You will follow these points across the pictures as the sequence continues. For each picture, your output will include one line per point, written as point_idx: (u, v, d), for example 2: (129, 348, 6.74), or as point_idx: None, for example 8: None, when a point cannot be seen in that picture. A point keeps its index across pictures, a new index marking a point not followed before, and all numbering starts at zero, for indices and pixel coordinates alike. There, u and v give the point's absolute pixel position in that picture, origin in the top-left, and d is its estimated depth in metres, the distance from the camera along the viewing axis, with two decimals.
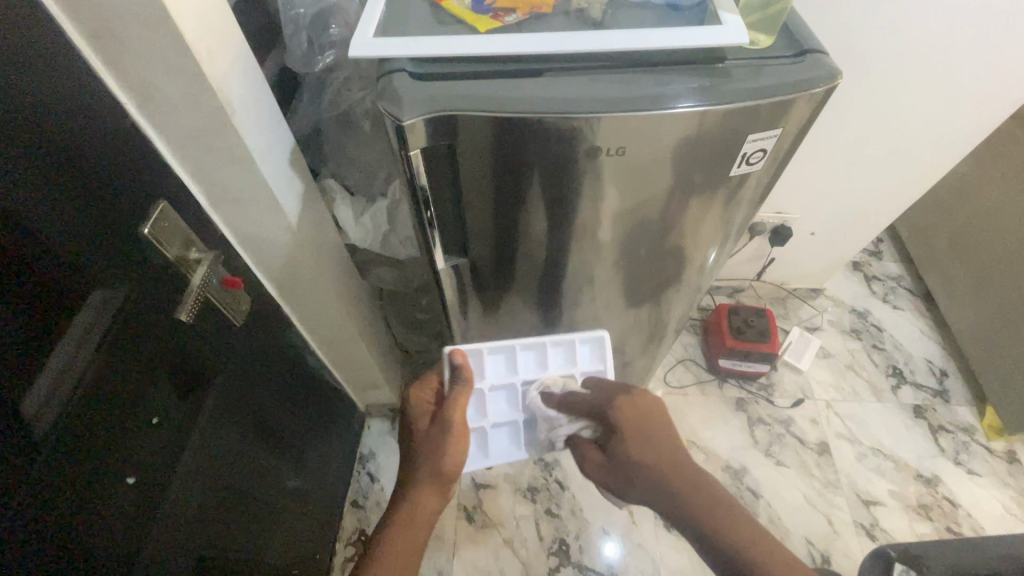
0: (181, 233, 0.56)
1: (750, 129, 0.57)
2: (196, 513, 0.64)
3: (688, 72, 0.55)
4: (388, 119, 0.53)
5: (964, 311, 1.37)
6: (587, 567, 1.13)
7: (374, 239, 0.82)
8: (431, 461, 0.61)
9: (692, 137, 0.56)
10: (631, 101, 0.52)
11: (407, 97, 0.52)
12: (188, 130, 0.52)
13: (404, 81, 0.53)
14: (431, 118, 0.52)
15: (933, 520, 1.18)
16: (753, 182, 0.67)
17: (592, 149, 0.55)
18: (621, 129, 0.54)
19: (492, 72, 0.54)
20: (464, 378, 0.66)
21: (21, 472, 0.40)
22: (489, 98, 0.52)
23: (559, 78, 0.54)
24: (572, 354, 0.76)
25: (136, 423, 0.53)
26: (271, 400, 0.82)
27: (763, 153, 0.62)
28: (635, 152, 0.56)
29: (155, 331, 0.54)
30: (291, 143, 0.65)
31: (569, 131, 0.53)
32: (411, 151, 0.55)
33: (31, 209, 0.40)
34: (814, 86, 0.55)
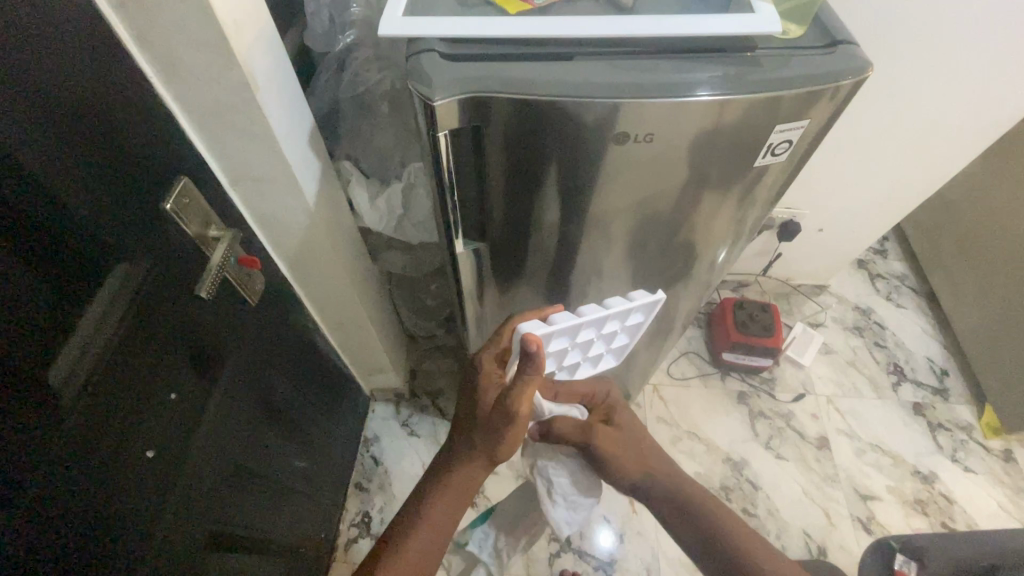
0: (201, 210, 0.55)
1: (775, 123, 0.57)
2: (209, 488, 0.65)
3: (716, 61, 0.55)
4: (417, 99, 0.53)
5: (968, 311, 1.37)
6: (586, 553, 1.15)
7: (388, 222, 0.82)
8: (485, 444, 0.57)
9: (718, 128, 0.56)
10: (660, 88, 0.52)
11: (435, 77, 0.52)
12: (211, 105, 0.52)
13: (432, 62, 0.53)
14: (458, 99, 0.52)
15: (929, 515, 1.20)
16: (772, 177, 0.67)
17: (616, 137, 0.55)
18: (648, 116, 0.53)
19: (520, 55, 0.54)
20: (534, 368, 0.51)
21: (46, 441, 0.41)
22: (518, 81, 0.52)
23: (587, 63, 0.54)
24: (626, 310, 0.66)
25: (155, 396, 0.53)
26: (283, 380, 0.82)
27: (787, 145, 0.61)
28: (660, 140, 0.56)
29: (174, 307, 0.54)
30: (312, 123, 0.65)
31: (595, 118, 0.53)
32: (436, 134, 0.55)
33: (59, 182, 0.40)
34: (843, 78, 0.55)
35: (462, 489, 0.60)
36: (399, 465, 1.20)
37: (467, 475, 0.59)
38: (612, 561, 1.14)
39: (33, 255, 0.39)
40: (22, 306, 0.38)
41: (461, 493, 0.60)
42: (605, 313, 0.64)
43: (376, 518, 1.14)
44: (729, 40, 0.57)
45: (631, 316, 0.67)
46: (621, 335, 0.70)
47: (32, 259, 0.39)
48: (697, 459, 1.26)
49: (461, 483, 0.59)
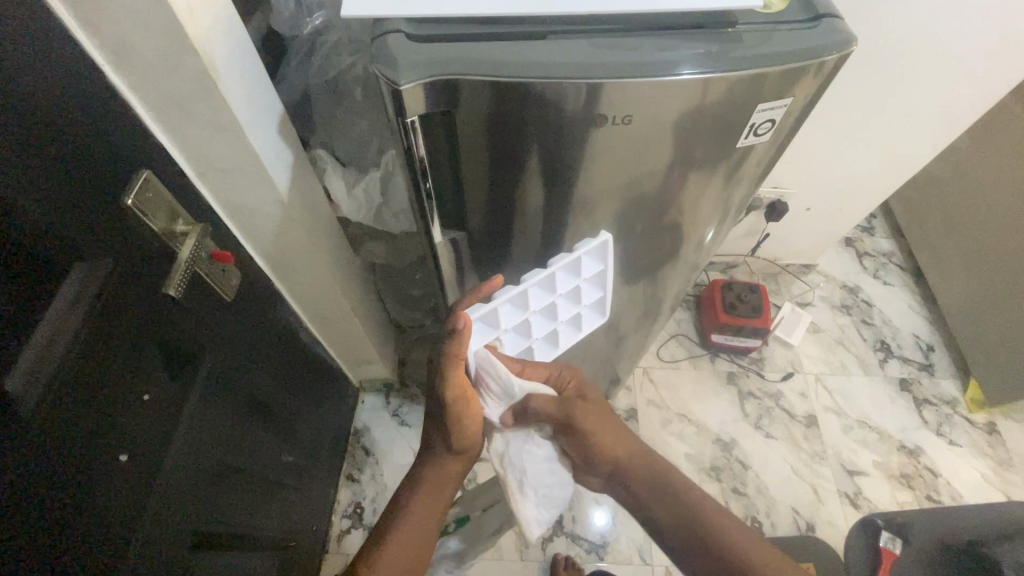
0: (167, 204, 0.53)
1: (758, 102, 0.56)
2: (191, 489, 0.64)
3: (697, 38, 0.53)
4: (383, 83, 0.50)
5: (953, 286, 1.38)
6: (579, 536, 1.15)
7: (367, 211, 0.79)
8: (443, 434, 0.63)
9: (699, 108, 0.55)
10: (640, 68, 0.50)
11: (402, 60, 0.49)
12: (169, 94, 0.49)
13: (400, 44, 0.51)
14: (427, 82, 0.50)
15: (914, 488, 1.22)
16: (757, 157, 0.66)
17: (596, 119, 0.54)
18: (628, 97, 0.52)
19: (492, 35, 0.52)
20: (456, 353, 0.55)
21: (14, 450, 0.40)
22: (491, 63, 0.50)
23: (562, 42, 0.52)
24: (571, 262, 0.65)
25: (126, 400, 0.51)
26: (265, 375, 0.81)
27: (770, 125, 0.60)
28: (639, 123, 0.55)
29: (142, 306, 0.52)
30: (281, 110, 0.62)
31: (573, 100, 0.52)
32: (407, 119, 0.53)
33: (7, 184, 0.38)
34: (827, 54, 0.53)
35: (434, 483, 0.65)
36: (389, 455, 1.20)
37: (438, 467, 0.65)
38: (605, 542, 1.15)
39: None
40: None
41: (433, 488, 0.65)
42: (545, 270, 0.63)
43: (369, 508, 1.14)
44: (709, 16, 0.55)
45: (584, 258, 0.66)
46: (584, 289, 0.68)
47: None
48: (687, 440, 1.27)
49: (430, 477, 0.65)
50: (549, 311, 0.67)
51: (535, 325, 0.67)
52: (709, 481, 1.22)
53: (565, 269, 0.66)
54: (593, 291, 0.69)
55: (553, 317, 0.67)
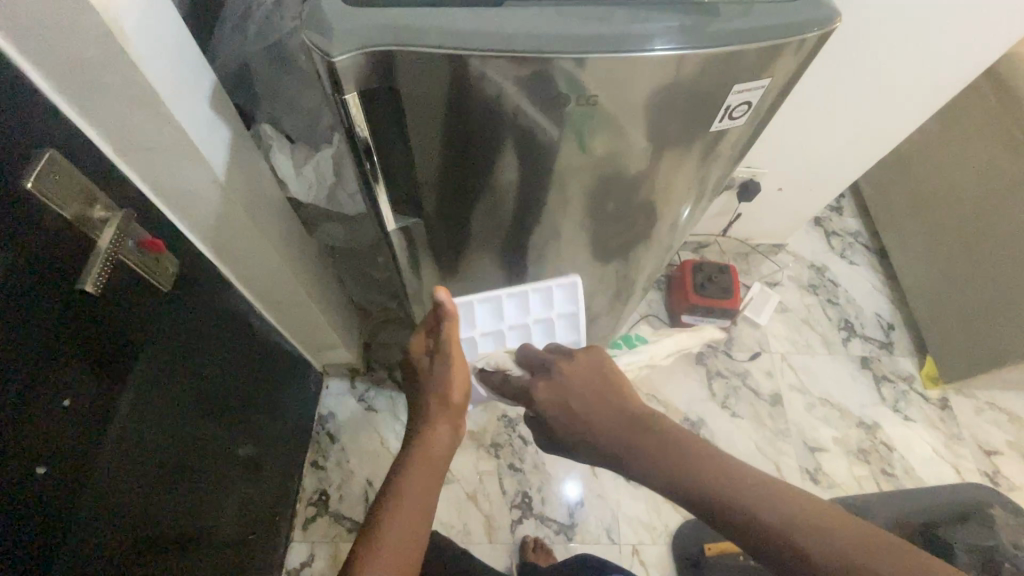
0: (80, 186, 0.47)
1: (735, 83, 0.53)
2: (128, 493, 0.60)
3: (670, 8, 0.49)
4: (314, 52, 0.45)
5: (916, 267, 1.41)
6: (548, 517, 1.16)
7: (319, 194, 0.74)
8: (439, 396, 0.67)
9: (671, 87, 0.51)
10: (607, 42, 0.46)
11: (337, 27, 0.44)
12: (69, 62, 0.42)
13: (338, 10, 0.45)
14: (365, 52, 0.45)
15: (871, 463, 1.26)
16: (731, 140, 0.63)
17: (558, 100, 0.50)
18: (593, 76, 0.48)
19: (442, 1, 0.47)
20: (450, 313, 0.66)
21: None
22: (440, 32, 0.45)
23: (522, 10, 0.47)
24: (547, 296, 0.77)
25: (42, 405, 0.46)
26: (214, 367, 0.76)
27: (747, 108, 0.57)
28: (607, 104, 0.51)
29: (51, 305, 0.46)
30: (213, 79, 0.55)
31: (538, 75, 0.47)
32: (344, 96, 0.48)
33: None
34: (808, 29, 0.50)
35: (434, 449, 0.64)
36: (355, 441, 1.17)
37: (434, 435, 0.65)
38: (574, 523, 1.16)
39: None
40: None
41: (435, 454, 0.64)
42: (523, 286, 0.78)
43: (335, 495, 1.12)
44: None
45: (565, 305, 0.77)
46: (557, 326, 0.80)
47: None
48: None
49: (431, 443, 0.64)
50: (519, 329, 0.80)
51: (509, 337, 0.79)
52: None
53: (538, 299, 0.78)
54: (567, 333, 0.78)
55: (526, 335, 0.80)
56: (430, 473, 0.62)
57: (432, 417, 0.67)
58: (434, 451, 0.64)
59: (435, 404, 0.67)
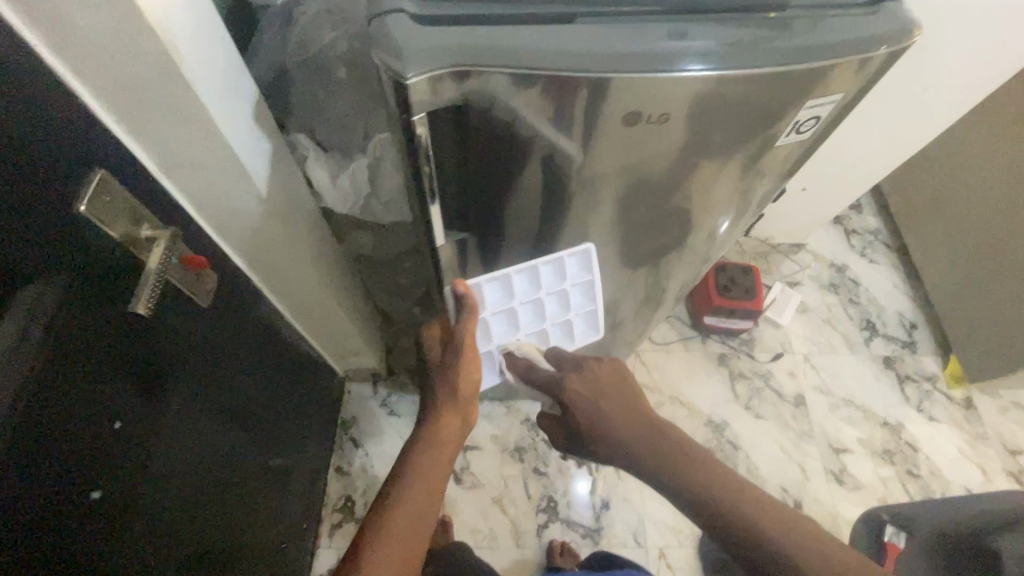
0: (127, 205, 0.46)
1: (795, 96, 0.52)
2: (171, 511, 0.60)
3: (745, 22, 0.49)
4: (389, 74, 0.44)
5: (939, 266, 1.40)
6: (574, 521, 1.16)
7: (355, 204, 0.73)
8: (450, 391, 0.64)
9: (729, 103, 0.50)
10: (638, 62, 0.45)
11: (415, 47, 0.43)
12: (122, 82, 0.41)
13: (405, 28, 0.45)
14: (447, 72, 0.44)
15: (896, 464, 1.26)
16: (778, 153, 0.62)
17: (629, 117, 0.49)
18: (650, 90, 0.47)
19: (516, 18, 0.47)
20: (470, 307, 0.62)
21: None
22: (514, 52, 0.44)
23: (593, 27, 0.47)
24: (558, 267, 0.69)
25: (94, 429, 0.46)
26: (248, 379, 0.76)
27: (814, 121, 0.58)
28: (676, 122, 0.51)
29: (104, 328, 0.45)
30: (255, 93, 0.54)
31: (598, 93, 0.46)
32: (415, 116, 0.47)
33: None
34: (887, 42, 0.50)
35: (445, 443, 0.63)
36: (379, 446, 1.17)
37: (446, 428, 0.64)
38: (600, 527, 1.16)
39: None
40: None
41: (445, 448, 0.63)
42: (531, 264, 0.67)
43: (360, 501, 1.12)
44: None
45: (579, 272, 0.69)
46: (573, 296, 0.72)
47: None
48: (679, 423, 1.27)
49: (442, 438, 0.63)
50: (535, 306, 0.71)
51: (523, 316, 0.71)
52: None
53: (550, 270, 0.69)
54: (582, 299, 0.72)
55: (542, 315, 0.71)
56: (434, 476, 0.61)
57: (439, 413, 0.64)
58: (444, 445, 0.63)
59: (445, 399, 0.64)
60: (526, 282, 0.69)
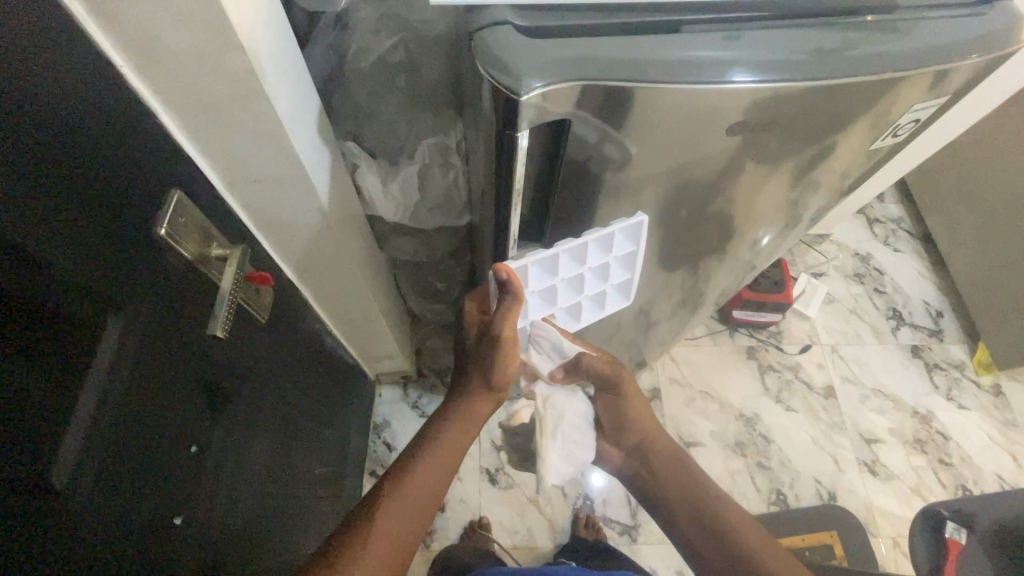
0: (200, 226, 0.45)
1: (875, 100, 0.50)
2: (235, 531, 0.59)
3: (851, 26, 0.48)
4: (495, 90, 0.43)
5: (966, 254, 1.39)
6: (609, 519, 1.16)
7: (404, 210, 0.72)
8: (484, 373, 0.60)
9: (811, 110, 0.49)
10: (694, 70, 0.44)
11: (527, 62, 0.42)
12: (198, 99, 0.40)
13: (509, 42, 0.44)
14: (561, 85, 0.42)
15: (928, 452, 1.26)
16: (845, 158, 0.61)
17: (732, 128, 0.49)
18: (732, 103, 0.46)
19: (624, 29, 0.46)
20: (513, 294, 0.51)
21: (76, 541, 0.35)
22: (624, 63, 0.43)
23: (700, 34, 0.46)
24: (603, 239, 0.59)
25: (174, 455, 0.45)
26: (295, 390, 0.75)
27: (913, 124, 0.58)
28: (765, 131, 0.50)
29: (182, 353, 0.45)
30: (320, 105, 0.53)
31: (681, 105, 0.45)
32: (517, 133, 0.45)
33: (38, 239, 0.30)
34: (1006, 39, 0.49)
35: (469, 423, 0.61)
36: None
37: (475, 409, 0.62)
38: (637, 524, 1.16)
39: (26, 340, 0.30)
40: (23, 408, 0.30)
41: (469, 425, 0.62)
42: (581, 241, 0.57)
43: None
44: None
45: (622, 246, 0.60)
46: (614, 267, 0.62)
47: (25, 344, 0.30)
48: (711, 418, 1.27)
49: (469, 417, 0.61)
50: (574, 281, 0.62)
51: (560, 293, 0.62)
52: (734, 458, 1.23)
53: (594, 243, 0.59)
54: (620, 269, 0.63)
55: (579, 289, 0.63)
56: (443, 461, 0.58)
57: (471, 394, 0.61)
58: (469, 424, 0.61)
59: (479, 381, 0.61)
60: (571, 257, 0.59)
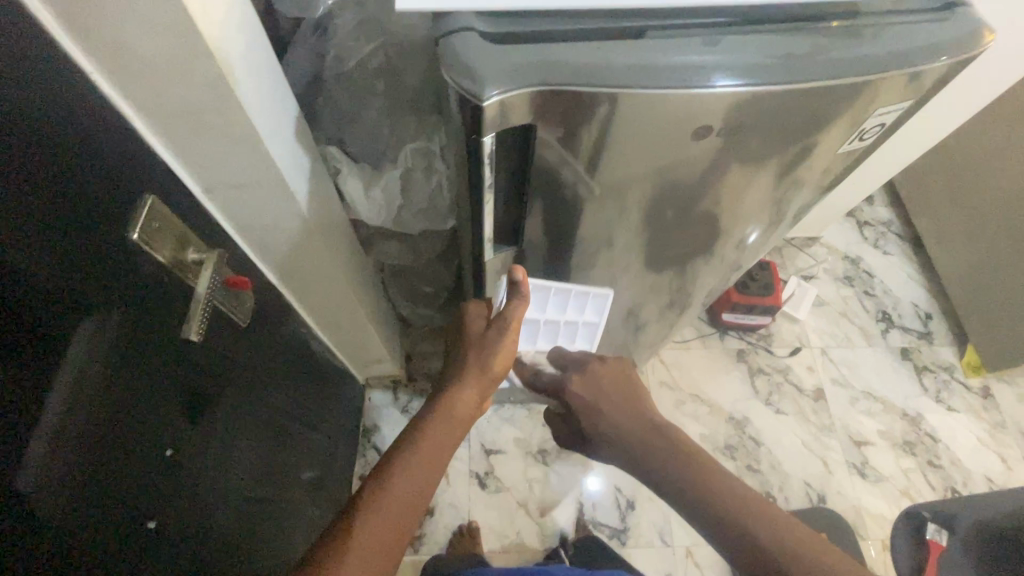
0: (175, 230, 0.45)
1: (847, 105, 0.51)
2: (212, 535, 0.58)
3: (817, 33, 0.48)
4: (458, 95, 0.44)
5: (954, 256, 1.39)
6: (599, 522, 1.16)
7: (387, 215, 0.72)
8: (482, 360, 0.61)
9: (784, 115, 0.50)
10: (661, 76, 0.44)
11: (487, 69, 0.43)
12: (171, 105, 0.41)
13: (473, 49, 0.44)
14: (519, 92, 0.43)
15: (917, 455, 1.26)
16: (823, 160, 0.61)
17: (698, 132, 0.49)
18: (701, 108, 0.46)
19: (589, 35, 0.46)
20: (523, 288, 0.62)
21: (43, 546, 0.34)
22: (586, 70, 0.43)
23: (663, 41, 0.46)
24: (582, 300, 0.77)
25: (148, 458, 0.45)
26: (280, 394, 0.75)
27: (878, 128, 0.58)
28: (737, 137, 0.51)
29: (157, 358, 0.45)
30: (298, 112, 0.53)
31: (652, 111, 0.45)
32: (480, 139, 0.46)
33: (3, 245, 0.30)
34: (964, 44, 0.49)
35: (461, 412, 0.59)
36: None
37: (467, 397, 0.60)
38: (626, 527, 1.16)
39: None
40: None
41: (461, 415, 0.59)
42: (568, 290, 0.74)
43: None
44: None
45: (591, 315, 0.78)
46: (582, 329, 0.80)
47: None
48: (700, 420, 1.27)
49: (461, 405, 0.59)
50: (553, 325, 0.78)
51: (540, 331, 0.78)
52: (724, 460, 1.23)
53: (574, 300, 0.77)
54: (585, 336, 0.81)
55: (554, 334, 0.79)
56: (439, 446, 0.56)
57: (463, 383, 0.60)
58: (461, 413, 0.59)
59: (473, 367, 0.61)
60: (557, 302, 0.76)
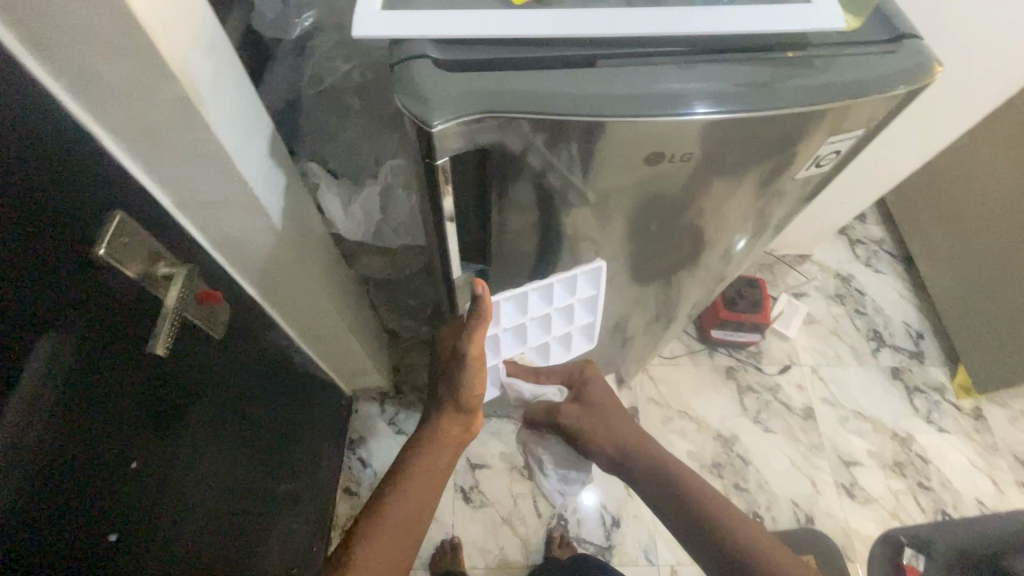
0: (145, 246, 0.46)
1: (808, 130, 0.52)
2: (184, 550, 0.59)
3: (768, 60, 0.49)
4: (410, 119, 0.45)
5: (945, 276, 1.39)
6: (583, 539, 1.15)
7: (366, 231, 0.71)
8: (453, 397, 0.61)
9: (746, 138, 0.50)
10: (611, 103, 0.45)
11: (433, 96, 0.44)
12: (140, 126, 0.42)
13: (428, 75, 0.45)
14: (466, 121, 0.44)
15: (907, 476, 1.25)
16: (792, 182, 0.62)
17: (649, 157, 0.50)
18: (660, 132, 0.47)
19: (543, 61, 0.47)
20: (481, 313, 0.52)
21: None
22: (535, 98, 0.44)
23: (613, 68, 0.47)
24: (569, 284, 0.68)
25: (112, 470, 0.46)
26: (258, 408, 0.75)
27: (833, 155, 0.59)
28: (697, 159, 0.51)
29: (124, 371, 0.46)
30: (271, 130, 0.55)
31: (611, 134, 0.46)
32: (435, 160, 0.47)
33: None
34: (910, 76, 0.50)
35: (445, 452, 0.62)
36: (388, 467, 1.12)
37: (448, 435, 0.63)
38: (611, 545, 1.15)
39: None
40: None
41: (446, 453, 0.63)
42: (547, 282, 0.66)
43: None
44: (783, 15, 0.48)
45: (584, 292, 0.69)
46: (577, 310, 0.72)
47: None
48: (688, 438, 1.26)
49: (444, 445, 0.62)
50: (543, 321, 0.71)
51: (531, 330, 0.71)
52: (710, 478, 1.22)
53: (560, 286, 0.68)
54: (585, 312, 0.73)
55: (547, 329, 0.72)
56: (427, 489, 0.60)
57: (440, 422, 0.63)
58: (443, 450, 0.62)
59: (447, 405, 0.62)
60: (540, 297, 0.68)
